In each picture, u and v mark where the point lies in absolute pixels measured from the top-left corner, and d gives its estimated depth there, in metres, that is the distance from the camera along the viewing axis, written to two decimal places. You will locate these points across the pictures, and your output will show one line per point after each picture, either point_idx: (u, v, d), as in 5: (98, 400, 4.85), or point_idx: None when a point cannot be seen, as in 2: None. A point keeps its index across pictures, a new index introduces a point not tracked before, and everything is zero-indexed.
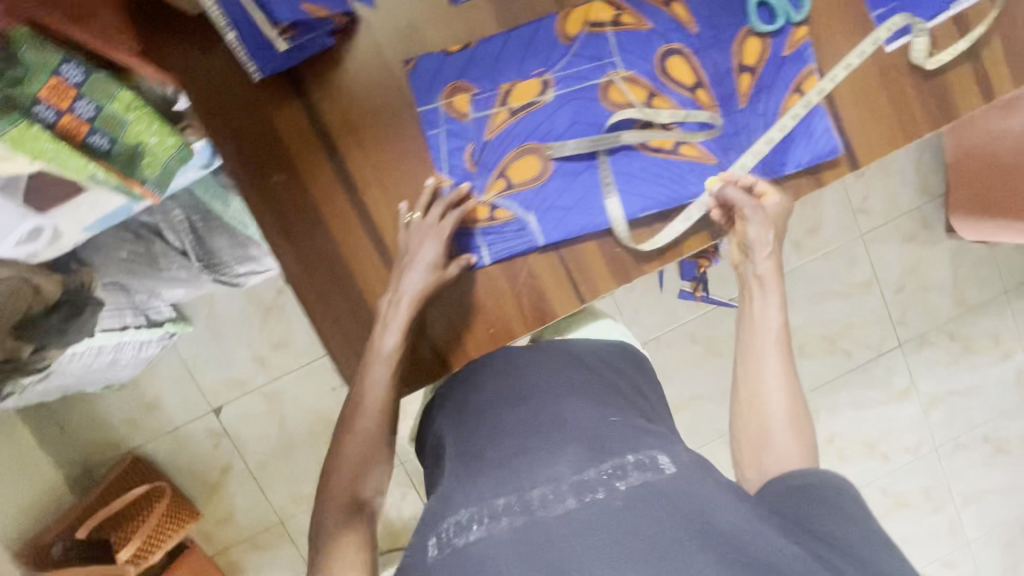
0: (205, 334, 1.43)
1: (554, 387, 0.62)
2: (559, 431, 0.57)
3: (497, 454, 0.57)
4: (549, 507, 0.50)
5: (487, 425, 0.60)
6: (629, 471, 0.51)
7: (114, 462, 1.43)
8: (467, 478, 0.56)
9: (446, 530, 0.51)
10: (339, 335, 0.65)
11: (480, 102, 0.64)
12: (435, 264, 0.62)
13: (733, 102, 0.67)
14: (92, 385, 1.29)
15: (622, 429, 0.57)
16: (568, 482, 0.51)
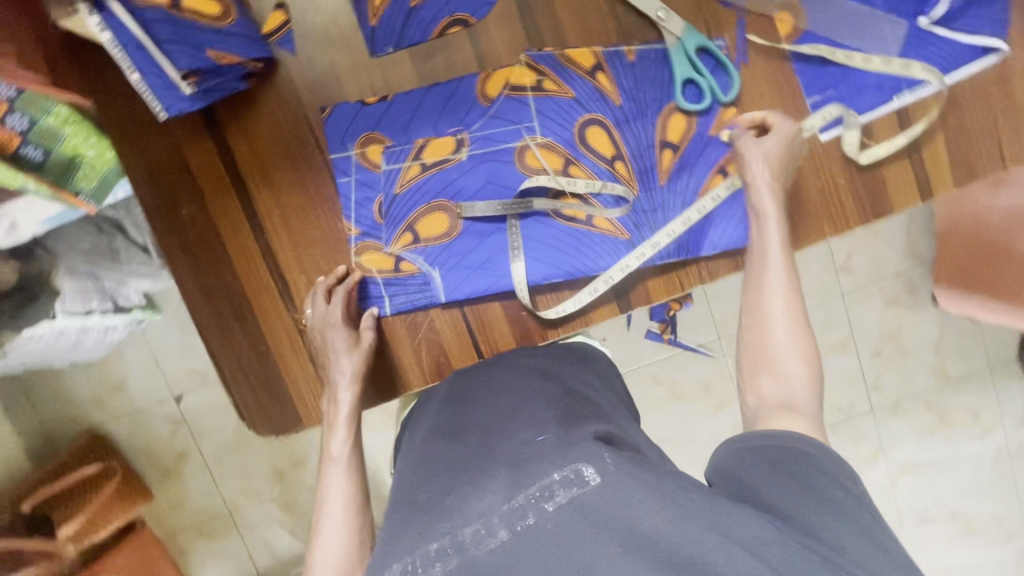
0: (173, 323, 1.46)
1: (497, 411, 0.53)
2: (489, 456, 0.47)
3: (419, 493, 0.47)
4: (480, 548, 0.40)
5: (412, 456, 0.51)
6: (556, 491, 0.41)
7: (77, 436, 1.47)
8: (392, 525, 0.46)
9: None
10: (248, 389, 0.67)
11: (394, 155, 0.64)
12: (354, 342, 0.63)
13: (652, 177, 0.66)
14: (59, 363, 1.33)
15: (551, 441, 0.46)
16: (497, 513, 0.41)
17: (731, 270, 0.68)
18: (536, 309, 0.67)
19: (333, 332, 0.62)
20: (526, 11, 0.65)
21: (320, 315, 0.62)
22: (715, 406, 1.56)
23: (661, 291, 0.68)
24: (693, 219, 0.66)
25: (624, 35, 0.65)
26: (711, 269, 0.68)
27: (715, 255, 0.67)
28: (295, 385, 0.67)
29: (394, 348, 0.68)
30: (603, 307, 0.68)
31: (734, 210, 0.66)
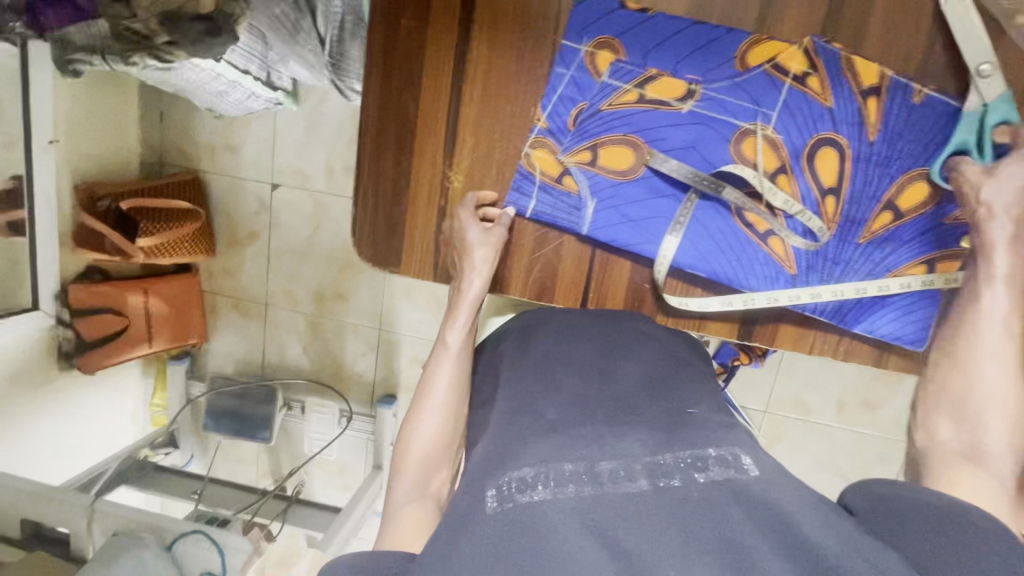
0: (303, 120, 1.50)
1: (635, 377, 0.57)
2: (629, 416, 0.53)
3: (561, 416, 0.53)
4: (617, 484, 0.46)
5: (555, 380, 0.57)
6: (709, 465, 0.46)
7: (181, 171, 1.57)
8: (532, 431, 0.52)
9: (508, 484, 0.47)
10: (378, 229, 0.68)
11: (621, 71, 0.60)
12: (485, 234, 0.63)
13: (854, 231, 0.59)
14: (198, 101, 1.40)
15: (701, 421, 0.52)
16: (640, 462, 0.48)
17: (870, 362, 0.62)
18: (661, 289, 0.64)
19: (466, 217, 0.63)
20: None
21: (468, 212, 0.64)
22: None
23: (787, 341, 0.63)
24: (869, 292, 0.60)
25: (924, 72, 0.57)
26: (852, 349, 0.62)
27: (864, 337, 0.61)
28: (416, 247, 0.68)
29: (512, 254, 0.66)
30: (724, 323, 0.64)
31: (914, 308, 0.60)
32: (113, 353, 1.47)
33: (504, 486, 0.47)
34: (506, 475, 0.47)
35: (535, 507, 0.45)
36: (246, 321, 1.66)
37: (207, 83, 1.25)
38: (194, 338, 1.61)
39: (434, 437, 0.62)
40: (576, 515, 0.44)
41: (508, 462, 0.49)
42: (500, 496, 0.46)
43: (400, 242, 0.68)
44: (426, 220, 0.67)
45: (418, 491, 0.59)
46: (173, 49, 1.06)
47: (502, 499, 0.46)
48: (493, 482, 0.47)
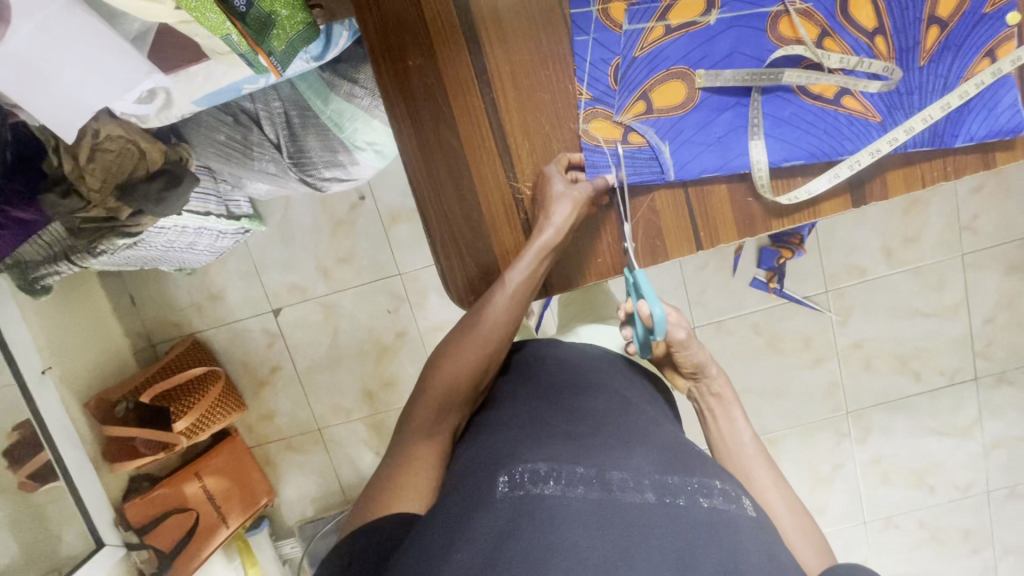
0: (276, 236, 1.45)
1: (622, 400, 0.66)
2: (639, 432, 0.61)
3: (576, 429, 0.60)
4: (625, 492, 0.54)
5: (563, 400, 0.64)
6: (710, 493, 0.56)
7: (176, 341, 1.48)
8: (549, 436, 0.59)
9: (522, 475, 0.55)
10: (464, 221, 0.64)
11: (637, 14, 0.61)
12: (568, 190, 0.60)
13: (912, 56, 0.60)
14: (167, 265, 1.32)
15: (702, 457, 0.61)
16: (649, 478, 0.55)
17: (979, 169, 0.62)
18: (771, 194, 0.62)
19: (555, 171, 0.61)
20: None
21: (557, 168, 0.62)
22: (814, 360, 1.45)
23: (900, 186, 0.63)
24: (953, 104, 0.60)
25: None
26: (960, 164, 0.62)
27: (966, 149, 0.61)
28: (492, 247, 0.65)
29: (601, 230, 0.65)
30: (836, 199, 0.63)
31: (998, 99, 0.60)
32: (196, 553, 1.33)
33: (516, 474, 0.55)
34: (518, 466, 0.55)
35: (546, 499, 0.53)
36: (306, 456, 1.56)
37: (176, 243, 1.17)
38: (265, 497, 1.46)
39: (464, 371, 0.63)
40: (587, 513, 0.52)
41: (520, 458, 0.56)
42: (512, 482, 0.54)
43: (487, 250, 0.65)
44: (498, 206, 0.64)
45: (429, 430, 0.62)
46: (140, 218, 0.98)
47: (513, 486, 0.54)
48: (505, 470, 0.55)
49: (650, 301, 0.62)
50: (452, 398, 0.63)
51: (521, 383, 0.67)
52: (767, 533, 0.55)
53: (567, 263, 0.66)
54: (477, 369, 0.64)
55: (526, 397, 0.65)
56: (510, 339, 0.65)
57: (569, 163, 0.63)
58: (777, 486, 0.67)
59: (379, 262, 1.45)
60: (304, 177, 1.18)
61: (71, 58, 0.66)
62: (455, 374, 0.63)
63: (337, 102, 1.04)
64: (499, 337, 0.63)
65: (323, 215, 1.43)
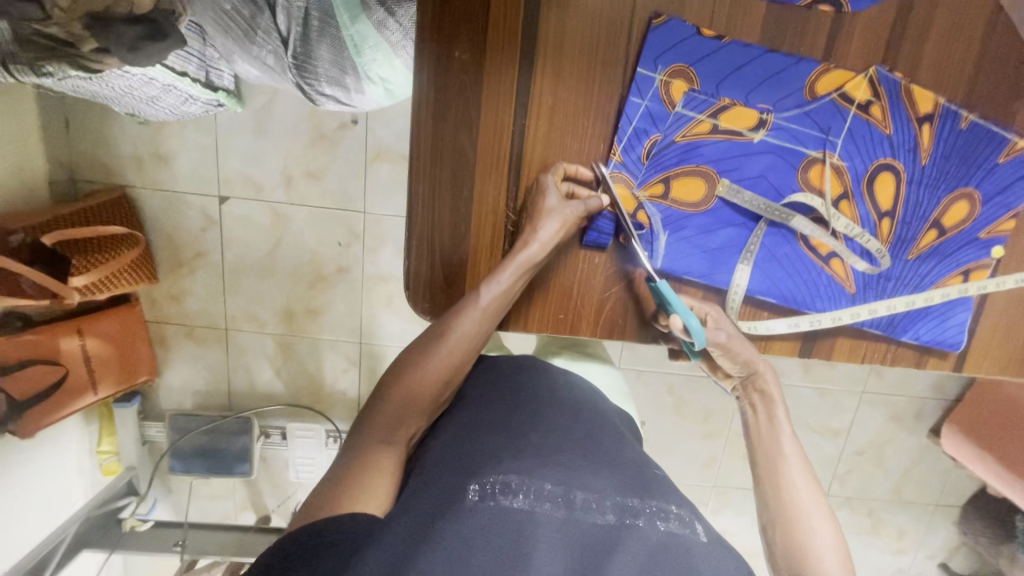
0: (248, 122, 1.33)
1: (594, 424, 0.65)
2: (607, 456, 0.60)
3: (541, 442, 0.59)
4: (588, 512, 0.53)
5: (534, 415, 0.63)
6: (670, 517, 0.55)
7: (102, 188, 1.35)
8: (518, 449, 0.58)
9: (491, 484, 0.53)
10: (448, 225, 0.62)
11: (694, 102, 0.59)
12: (562, 208, 0.59)
13: (905, 248, 0.64)
14: (119, 107, 1.18)
15: (665, 481, 0.61)
16: (611, 500, 0.55)
17: (911, 363, 0.68)
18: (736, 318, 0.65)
19: (552, 186, 0.59)
20: (912, 3, 0.57)
21: (555, 181, 0.60)
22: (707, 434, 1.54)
23: (842, 353, 0.67)
24: (916, 304, 0.65)
25: (971, 98, 0.59)
26: (898, 354, 0.67)
27: (909, 343, 0.67)
28: (467, 261, 0.63)
29: (586, 262, 0.65)
30: (787, 342, 0.67)
31: (952, 315, 0.65)
32: (55, 409, 1.27)
33: (487, 484, 0.53)
34: (489, 476, 0.54)
35: (513, 511, 0.51)
36: (203, 350, 1.49)
37: (136, 91, 1.05)
38: (144, 376, 1.44)
39: (427, 384, 0.60)
40: (554, 528, 0.51)
41: (490, 468, 0.54)
42: (482, 492, 0.52)
43: (460, 258, 0.63)
44: (489, 221, 0.62)
45: (386, 436, 0.57)
46: (104, 57, 0.87)
47: (483, 494, 0.52)
48: (476, 479, 0.53)
49: (682, 314, 0.60)
50: (411, 406, 0.59)
51: (495, 396, 0.65)
52: (723, 557, 0.54)
53: (537, 289, 0.65)
54: (437, 386, 0.61)
55: (489, 406, 0.63)
56: (475, 350, 0.62)
57: (568, 175, 0.61)
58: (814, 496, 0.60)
59: (347, 192, 1.38)
60: (301, 84, 1.07)
61: None
62: (418, 385, 0.60)
63: (363, 24, 0.98)
64: (464, 353, 0.61)
65: (307, 121, 1.33)
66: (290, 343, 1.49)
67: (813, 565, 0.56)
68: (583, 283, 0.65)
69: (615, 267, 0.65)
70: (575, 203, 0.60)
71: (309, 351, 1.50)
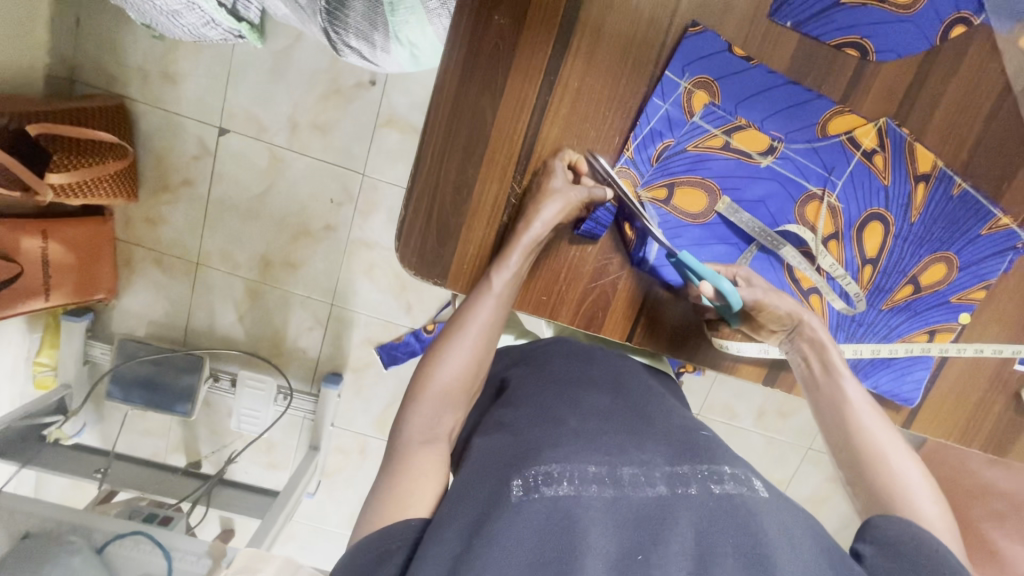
0: (265, 60, 1.31)
1: (640, 398, 0.62)
2: (651, 428, 0.56)
3: (580, 421, 0.54)
4: (638, 487, 0.48)
5: (571, 396, 0.59)
6: (724, 479, 0.50)
7: (100, 94, 1.31)
8: (552, 431, 0.52)
9: (533, 476, 0.46)
10: (451, 192, 0.61)
11: (713, 115, 0.61)
12: (567, 190, 0.60)
13: (880, 297, 0.66)
14: (136, 14, 1.15)
15: (714, 443, 0.56)
16: (660, 470, 0.50)
17: None
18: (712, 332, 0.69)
19: (558, 168, 0.60)
20: (933, 68, 0.59)
21: (561, 164, 0.61)
22: None
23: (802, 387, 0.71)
24: (881, 354, 0.67)
25: (968, 167, 0.62)
26: None
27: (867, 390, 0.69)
28: (463, 231, 0.63)
29: (577, 246, 0.65)
30: (755, 368, 0.71)
31: (911, 371, 0.68)
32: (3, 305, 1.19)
33: (529, 477, 0.46)
34: (530, 468, 0.47)
35: (562, 501, 0.45)
36: (170, 280, 1.45)
37: (157, 0, 1.02)
38: (101, 294, 1.39)
39: (459, 375, 0.59)
40: (607, 514, 0.45)
41: (530, 458, 0.48)
42: (524, 485, 0.45)
43: (457, 226, 0.63)
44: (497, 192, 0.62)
45: (426, 434, 0.57)
46: None
47: (527, 489, 0.45)
48: (516, 473, 0.47)
49: (710, 278, 0.62)
50: (448, 400, 0.58)
51: (540, 386, 0.61)
52: (788, 513, 0.49)
53: (537, 274, 0.65)
54: (466, 377, 0.59)
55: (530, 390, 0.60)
56: (496, 336, 0.62)
57: (575, 164, 0.62)
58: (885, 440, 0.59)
59: (350, 151, 1.36)
60: (328, 31, 1.05)
61: None
62: (447, 377, 0.58)
63: None
64: (485, 339, 0.60)
65: (324, 72, 1.32)
66: (260, 291, 1.46)
67: (909, 504, 0.54)
68: (569, 275, 0.66)
69: (623, 264, 0.66)
70: (580, 188, 0.60)
71: (278, 302, 1.47)
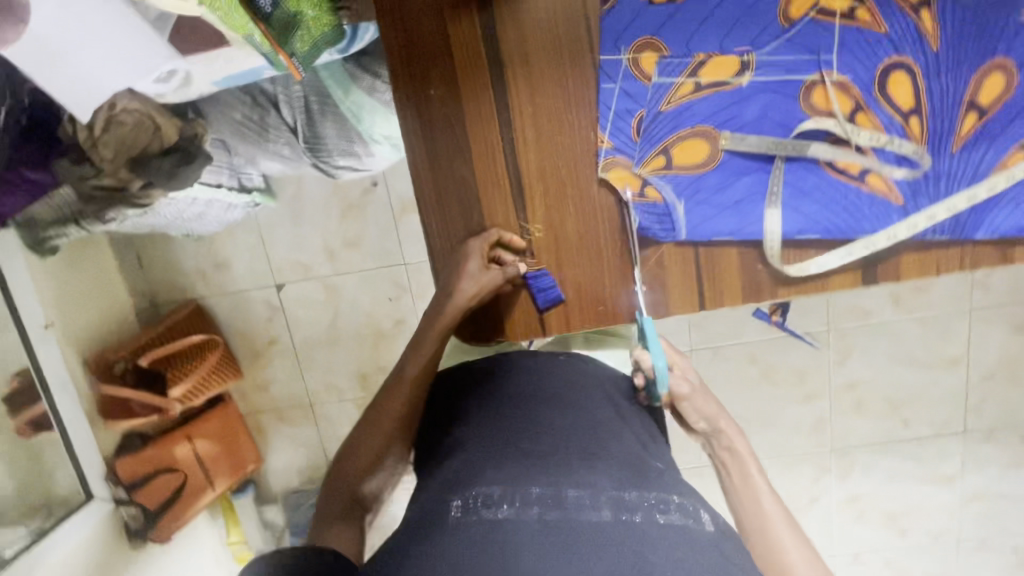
0: (285, 212, 1.44)
1: (599, 415, 0.61)
2: (608, 449, 0.57)
3: (535, 446, 0.56)
4: (582, 510, 0.50)
5: (533, 419, 0.59)
6: (671, 509, 0.51)
7: (178, 305, 1.49)
8: (505, 453, 0.56)
9: (475, 498, 0.52)
10: (452, 244, 0.63)
11: (669, 67, 0.59)
12: (480, 274, 0.61)
13: (945, 141, 0.58)
14: (176, 230, 1.32)
15: (670, 474, 0.56)
16: (606, 495, 0.51)
17: (995, 262, 0.61)
18: (779, 264, 0.62)
19: (473, 251, 0.61)
20: None
21: (480, 244, 0.62)
22: (806, 395, 1.28)
23: (912, 272, 0.61)
24: (980, 196, 0.58)
25: None
26: (978, 255, 0.60)
27: (986, 240, 0.59)
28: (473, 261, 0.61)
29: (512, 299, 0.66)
30: (847, 275, 0.62)
31: None
32: (183, 510, 1.39)
33: (469, 499, 0.52)
34: (474, 490, 0.52)
35: (499, 523, 0.49)
36: (295, 429, 1.59)
37: (184, 214, 1.18)
38: (253, 465, 1.52)
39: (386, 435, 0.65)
40: (541, 534, 0.48)
41: (475, 482, 0.53)
42: (465, 507, 0.51)
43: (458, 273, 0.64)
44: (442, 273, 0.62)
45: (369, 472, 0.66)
46: (151, 190, 1.00)
47: (466, 510, 0.51)
48: (459, 494, 0.52)
49: (654, 354, 0.62)
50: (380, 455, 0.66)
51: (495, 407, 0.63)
52: (727, 547, 0.49)
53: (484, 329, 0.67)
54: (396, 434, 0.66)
55: (477, 411, 0.62)
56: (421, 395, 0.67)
57: (500, 240, 0.63)
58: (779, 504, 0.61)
59: (385, 249, 1.44)
60: (318, 164, 1.15)
61: (94, 43, 0.67)
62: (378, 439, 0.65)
63: (357, 95, 1.03)
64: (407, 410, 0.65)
65: (334, 196, 1.42)
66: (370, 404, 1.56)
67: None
68: (612, 278, 0.64)
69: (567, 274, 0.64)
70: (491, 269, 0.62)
71: None
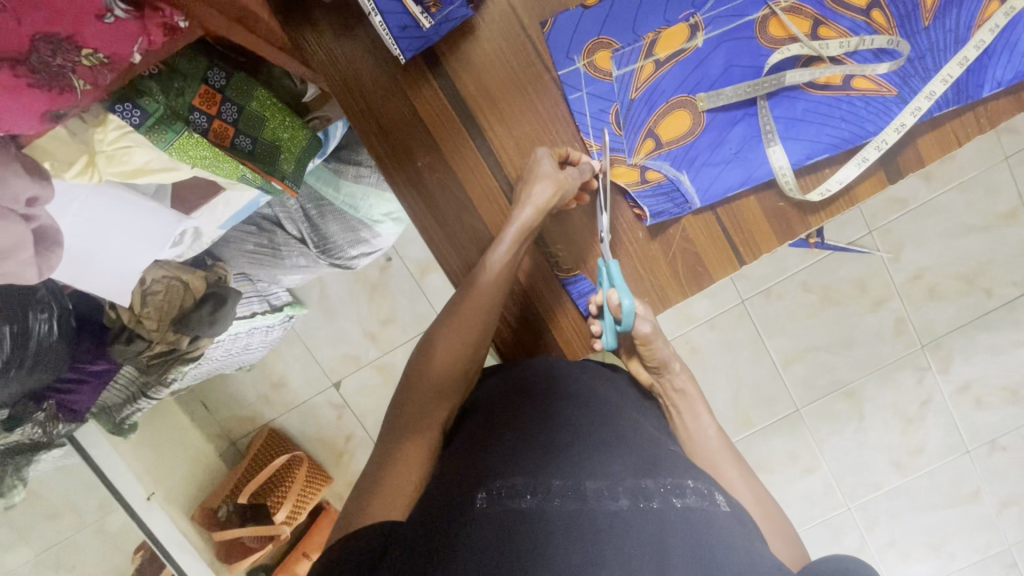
0: (319, 315, 1.50)
1: (602, 407, 0.61)
2: (622, 440, 0.57)
3: (550, 439, 0.56)
4: (602, 500, 0.50)
5: (545, 412, 0.58)
6: (687, 493, 0.52)
7: (255, 434, 1.55)
8: (525, 447, 0.55)
9: (498, 488, 0.51)
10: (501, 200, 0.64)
11: (625, 57, 0.61)
12: (556, 173, 0.60)
13: (914, 20, 0.57)
14: (230, 368, 1.38)
15: (681, 458, 0.57)
16: (624, 484, 0.51)
17: (1016, 109, 0.58)
18: (799, 194, 0.61)
19: (543, 154, 0.61)
20: None
21: (548, 151, 0.62)
22: (875, 302, 1.24)
23: (935, 152, 0.60)
24: (971, 56, 0.56)
25: None
26: (993, 111, 0.58)
27: (997, 93, 0.57)
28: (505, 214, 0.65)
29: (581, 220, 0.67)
30: (872, 181, 0.61)
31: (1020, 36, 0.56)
32: None
33: (493, 489, 0.51)
34: (496, 480, 0.51)
35: (523, 514, 0.49)
36: None
37: (233, 350, 1.21)
38: None
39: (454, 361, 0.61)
40: (563, 527, 0.48)
41: (497, 473, 0.52)
42: (490, 498, 0.50)
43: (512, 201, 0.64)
44: (471, 299, 0.61)
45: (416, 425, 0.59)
46: (199, 341, 1.05)
47: (492, 500, 0.50)
48: (483, 486, 0.51)
49: (620, 290, 0.61)
50: (445, 385, 0.61)
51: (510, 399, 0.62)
52: (745, 529, 0.51)
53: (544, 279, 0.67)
54: (461, 364, 0.62)
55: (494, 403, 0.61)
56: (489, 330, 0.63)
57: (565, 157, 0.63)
58: (748, 479, 0.65)
59: (419, 313, 1.46)
60: (334, 262, 1.19)
61: (116, 236, 0.73)
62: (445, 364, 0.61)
63: (347, 186, 1.07)
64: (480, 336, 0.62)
65: (357, 283, 1.47)
66: None
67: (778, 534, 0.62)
68: (646, 265, 0.65)
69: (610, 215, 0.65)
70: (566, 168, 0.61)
71: None
